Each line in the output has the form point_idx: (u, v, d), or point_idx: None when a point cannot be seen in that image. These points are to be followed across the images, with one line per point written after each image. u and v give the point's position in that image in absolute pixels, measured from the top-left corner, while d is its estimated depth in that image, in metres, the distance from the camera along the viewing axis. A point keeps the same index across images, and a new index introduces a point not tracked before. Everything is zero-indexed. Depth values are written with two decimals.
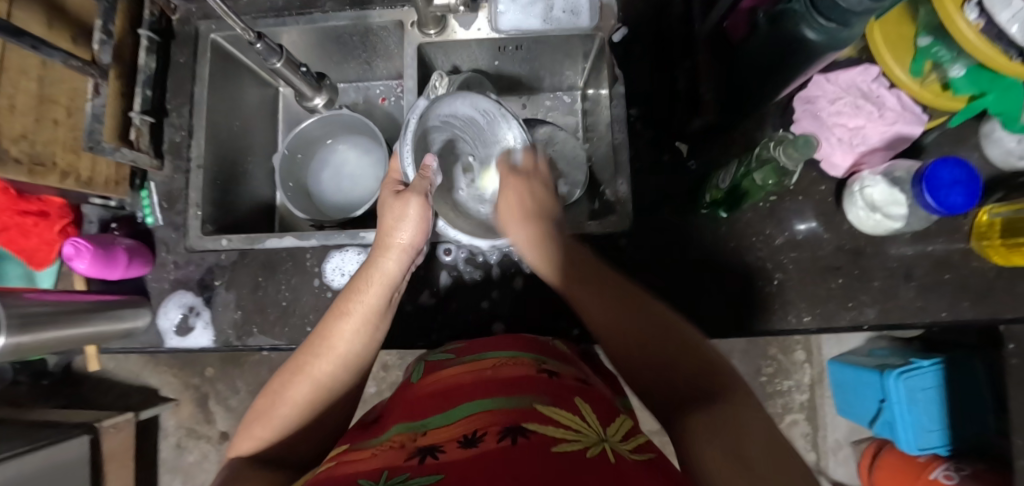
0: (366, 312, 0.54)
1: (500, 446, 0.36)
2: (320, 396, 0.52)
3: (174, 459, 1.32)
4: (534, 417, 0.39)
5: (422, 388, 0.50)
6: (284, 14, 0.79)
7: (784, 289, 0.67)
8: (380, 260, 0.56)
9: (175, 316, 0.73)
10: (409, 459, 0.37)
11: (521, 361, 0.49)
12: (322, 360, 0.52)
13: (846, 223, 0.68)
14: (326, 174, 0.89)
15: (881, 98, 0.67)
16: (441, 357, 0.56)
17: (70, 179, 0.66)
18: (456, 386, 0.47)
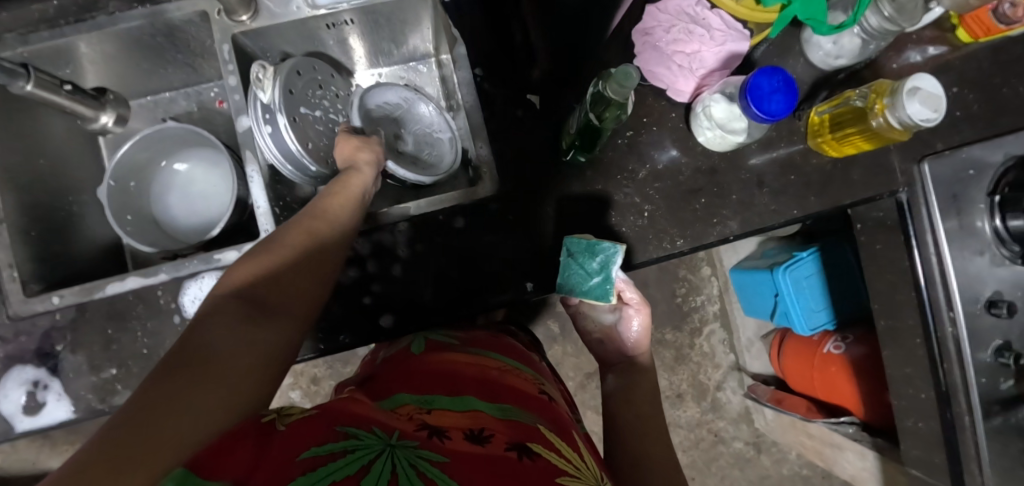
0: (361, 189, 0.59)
1: (508, 454, 0.40)
2: (315, 245, 0.52)
3: None
4: (539, 441, 0.44)
5: (429, 364, 0.58)
6: (60, 24, 0.67)
7: (655, 220, 0.70)
8: (357, 171, 0.60)
9: (20, 396, 0.63)
10: (419, 431, 0.42)
11: (524, 374, 0.60)
12: (321, 220, 0.54)
13: (699, 145, 0.71)
14: (174, 198, 0.80)
15: (707, 20, 0.67)
16: (441, 339, 0.64)
17: None
18: (464, 378, 0.55)
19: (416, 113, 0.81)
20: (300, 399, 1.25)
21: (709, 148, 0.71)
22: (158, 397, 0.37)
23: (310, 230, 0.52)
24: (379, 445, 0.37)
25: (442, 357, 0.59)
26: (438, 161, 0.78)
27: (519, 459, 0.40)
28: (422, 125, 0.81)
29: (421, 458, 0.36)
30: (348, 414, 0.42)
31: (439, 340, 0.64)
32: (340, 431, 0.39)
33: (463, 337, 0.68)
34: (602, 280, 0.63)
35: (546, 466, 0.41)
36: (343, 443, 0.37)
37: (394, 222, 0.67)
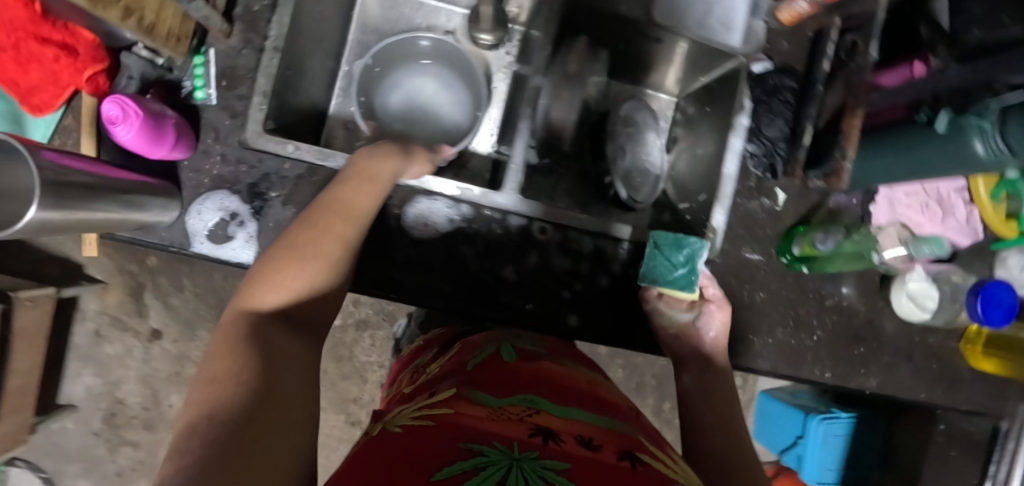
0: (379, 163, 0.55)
1: (621, 464, 0.36)
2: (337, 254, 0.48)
3: (91, 347, 1.18)
4: (644, 451, 0.40)
5: (522, 366, 0.51)
6: None
7: (819, 345, 0.75)
8: (377, 165, 0.54)
9: (212, 219, 0.61)
10: (534, 437, 0.37)
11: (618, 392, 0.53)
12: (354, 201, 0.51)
13: (882, 301, 0.76)
14: (397, 98, 0.79)
15: (952, 206, 0.73)
16: (532, 348, 0.58)
17: (130, 19, 0.50)
18: (561, 385, 0.49)
19: (644, 140, 0.83)
20: None
21: (890, 307, 0.76)
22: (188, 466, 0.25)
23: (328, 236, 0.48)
24: (505, 459, 0.33)
25: (535, 365, 0.52)
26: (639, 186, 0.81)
27: (634, 469, 0.36)
28: (642, 152, 0.82)
29: (549, 471, 0.32)
30: (449, 422, 0.37)
31: (528, 349, 0.58)
32: (464, 448, 0.33)
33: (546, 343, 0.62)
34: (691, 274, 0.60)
35: (660, 477, 0.37)
36: (472, 459, 0.32)
37: (621, 238, 0.68)
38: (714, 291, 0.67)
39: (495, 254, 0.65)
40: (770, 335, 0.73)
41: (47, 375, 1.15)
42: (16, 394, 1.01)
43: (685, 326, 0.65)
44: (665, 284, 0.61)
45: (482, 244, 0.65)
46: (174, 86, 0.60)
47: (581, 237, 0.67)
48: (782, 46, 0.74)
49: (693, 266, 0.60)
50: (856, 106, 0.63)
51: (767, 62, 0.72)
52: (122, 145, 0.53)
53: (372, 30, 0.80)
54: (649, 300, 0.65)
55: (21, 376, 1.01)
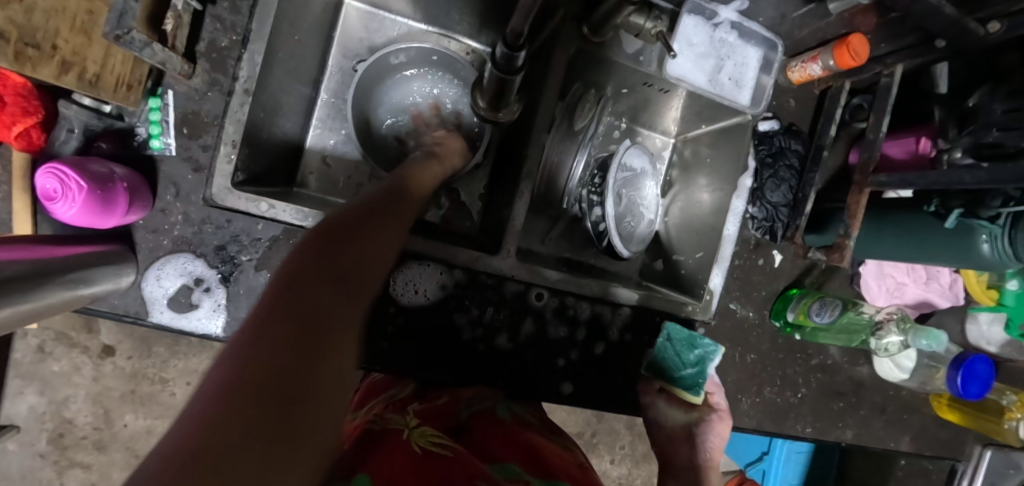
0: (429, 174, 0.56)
1: None
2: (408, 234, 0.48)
3: (30, 366, 1.05)
4: None
5: (519, 434, 0.50)
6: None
7: (802, 402, 0.76)
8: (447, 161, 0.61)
9: (172, 286, 0.54)
10: None
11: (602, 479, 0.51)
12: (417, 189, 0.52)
13: (864, 358, 0.78)
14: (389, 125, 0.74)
15: (938, 272, 0.75)
16: (525, 416, 0.56)
17: (70, 74, 0.43)
18: (554, 463, 0.46)
19: (640, 185, 0.79)
20: None
21: (871, 364, 0.78)
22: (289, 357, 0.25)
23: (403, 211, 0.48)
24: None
25: (526, 433, 0.51)
26: (633, 232, 0.78)
27: None
28: (638, 198, 0.79)
29: None
30: (466, 465, 0.39)
31: (520, 416, 0.56)
32: None
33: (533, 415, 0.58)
34: (697, 374, 0.59)
35: None
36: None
37: (619, 303, 0.65)
38: (720, 402, 0.62)
39: (491, 323, 0.62)
40: (759, 395, 0.73)
41: None
42: None
43: (684, 431, 0.61)
44: (673, 380, 0.61)
45: (477, 312, 0.61)
46: (127, 135, 0.52)
47: (579, 303, 0.64)
48: (788, 102, 0.71)
49: (703, 367, 0.59)
50: (865, 184, 0.61)
51: (774, 121, 0.70)
52: (67, 222, 0.46)
53: (353, 55, 0.72)
54: (649, 393, 0.62)
55: None
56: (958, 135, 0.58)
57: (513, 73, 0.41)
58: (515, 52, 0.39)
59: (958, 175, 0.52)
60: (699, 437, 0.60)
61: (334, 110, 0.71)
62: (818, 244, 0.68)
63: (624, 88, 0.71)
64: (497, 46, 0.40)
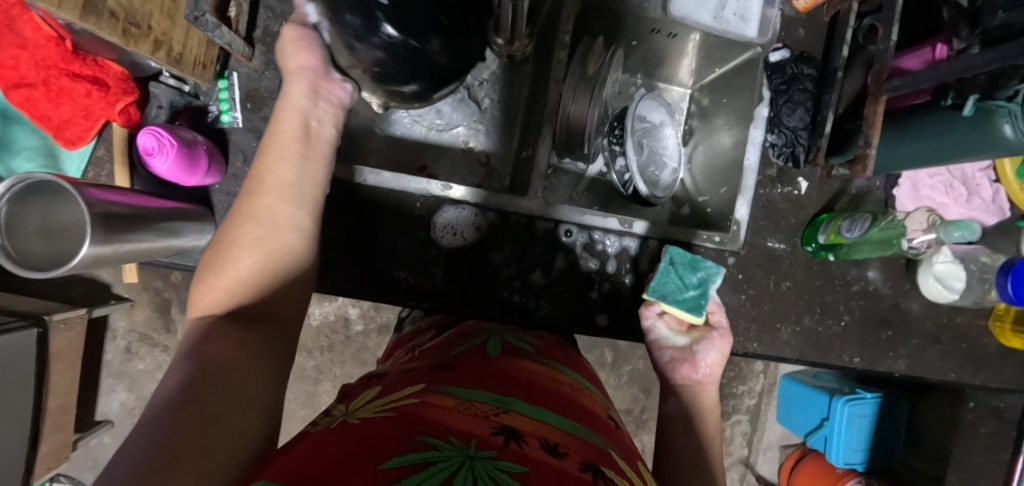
0: (284, 104, 0.52)
1: (583, 474, 0.34)
2: (283, 187, 0.49)
3: (121, 364, 1.18)
4: (610, 464, 0.37)
5: (505, 366, 0.50)
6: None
7: (846, 331, 0.75)
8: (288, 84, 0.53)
9: None
10: (495, 436, 0.35)
11: (597, 398, 0.52)
12: (272, 144, 0.50)
13: (909, 284, 0.77)
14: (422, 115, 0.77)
15: (977, 186, 0.74)
16: (520, 344, 0.58)
17: (161, 51, 0.52)
18: (535, 386, 0.47)
19: (661, 134, 0.82)
20: (357, 318, 1.26)
21: (918, 290, 0.77)
22: (169, 416, 0.32)
23: (272, 176, 0.49)
24: (459, 457, 0.30)
25: (518, 363, 0.52)
26: (658, 179, 0.81)
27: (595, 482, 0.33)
28: (660, 147, 0.82)
29: (502, 470, 0.30)
30: (414, 417, 0.35)
31: (517, 344, 0.58)
32: (420, 440, 0.31)
33: (536, 341, 0.61)
34: (698, 296, 0.61)
35: None
36: (426, 451, 0.30)
37: (645, 237, 0.68)
38: (720, 321, 0.63)
39: (525, 259, 0.66)
40: (799, 324, 0.73)
41: (79, 395, 1.16)
42: (56, 416, 1.01)
43: (681, 350, 0.61)
44: (673, 303, 0.61)
45: (511, 250, 0.66)
46: (202, 111, 0.61)
47: (606, 237, 0.68)
48: (797, 36, 0.73)
49: (705, 290, 0.61)
50: (880, 93, 0.63)
51: (784, 50, 0.72)
52: (161, 176, 0.54)
53: None
54: (650, 317, 0.63)
55: (58, 397, 1.01)
56: (971, 33, 0.57)
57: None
58: None
59: (969, 61, 0.52)
60: (694, 353, 0.60)
61: None
62: (841, 162, 0.70)
63: (633, 40, 0.76)
64: None
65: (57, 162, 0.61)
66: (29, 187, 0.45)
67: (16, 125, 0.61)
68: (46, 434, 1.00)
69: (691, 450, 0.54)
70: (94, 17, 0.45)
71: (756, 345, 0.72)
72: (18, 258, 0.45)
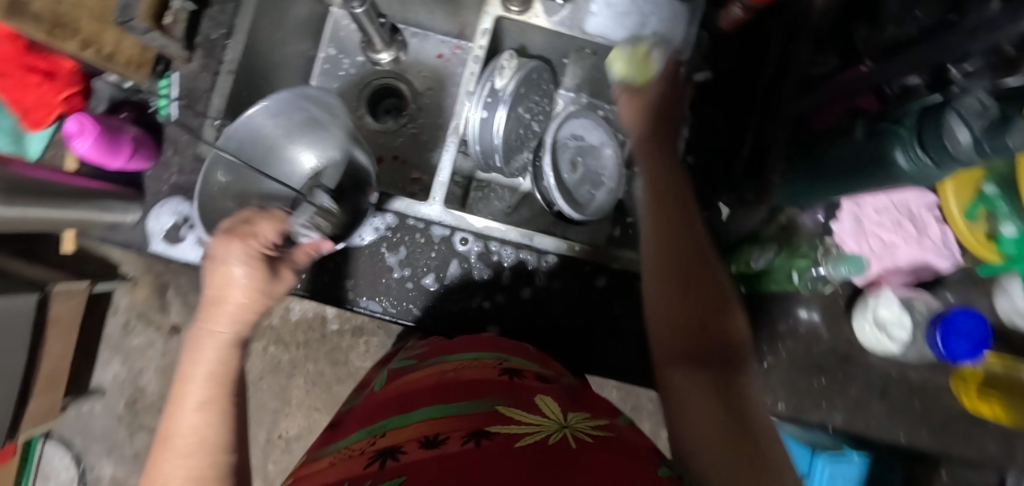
0: (212, 361, 0.43)
1: (464, 448, 0.40)
2: (195, 445, 0.39)
3: (119, 338, 1.32)
4: (497, 420, 0.44)
5: (392, 389, 0.56)
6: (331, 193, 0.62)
7: (769, 373, 0.70)
8: (220, 322, 0.44)
9: (166, 222, 0.68)
10: (372, 464, 0.42)
11: (482, 363, 0.55)
12: (179, 430, 0.40)
13: (847, 329, 0.70)
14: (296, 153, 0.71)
15: (928, 225, 0.67)
16: (403, 364, 0.62)
17: (90, 50, 0.59)
18: (416, 391, 0.52)
19: (597, 152, 0.82)
20: (333, 318, 1.31)
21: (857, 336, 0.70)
22: None
23: (169, 458, 0.38)
24: None
25: (407, 378, 0.57)
26: (592, 199, 0.79)
27: (475, 447, 0.40)
28: (598, 168, 0.81)
29: None
30: None
31: (402, 366, 0.61)
32: None
33: (422, 348, 0.65)
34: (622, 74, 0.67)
35: (508, 438, 0.41)
36: None
37: (545, 251, 0.67)
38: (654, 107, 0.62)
39: (419, 263, 0.67)
40: None
41: (81, 363, 1.30)
42: (47, 379, 1.14)
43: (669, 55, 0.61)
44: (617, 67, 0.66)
45: (406, 253, 0.67)
46: (143, 106, 0.69)
47: (502, 248, 0.67)
48: (725, 60, 0.72)
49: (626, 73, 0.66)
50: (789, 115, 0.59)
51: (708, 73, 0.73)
52: (84, 157, 0.61)
53: (340, 53, 0.87)
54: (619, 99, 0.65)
55: (52, 361, 1.14)
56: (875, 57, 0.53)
57: None
58: None
59: None
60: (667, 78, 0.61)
61: None
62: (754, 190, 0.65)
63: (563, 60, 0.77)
64: None
65: (23, 142, 0.69)
66: None
67: None
68: (37, 393, 1.13)
69: (667, 246, 0.47)
70: (19, 17, 0.52)
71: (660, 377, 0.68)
72: None
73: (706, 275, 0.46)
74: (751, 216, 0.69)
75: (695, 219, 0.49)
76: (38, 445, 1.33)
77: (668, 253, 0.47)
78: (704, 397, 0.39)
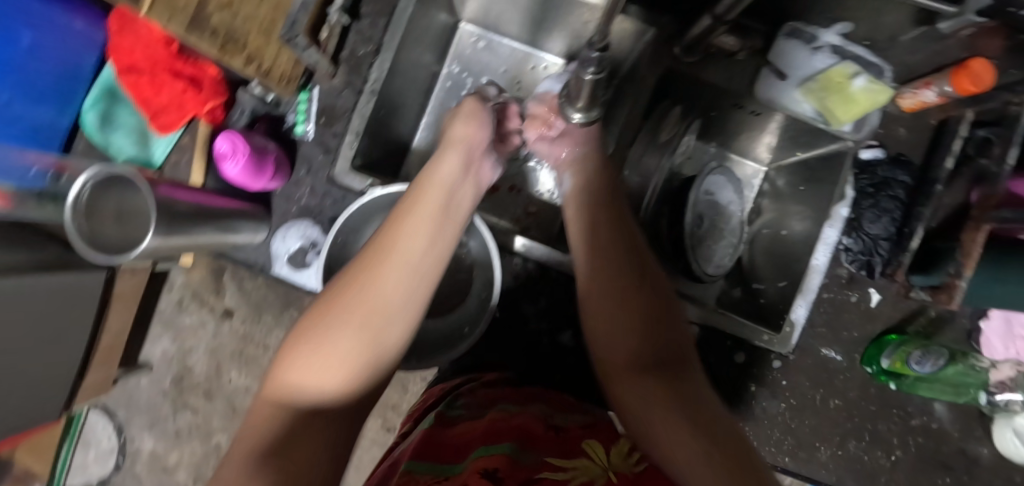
0: (321, 387, 0.44)
1: None
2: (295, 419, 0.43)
3: (172, 314, 1.26)
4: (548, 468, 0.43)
5: (444, 434, 0.52)
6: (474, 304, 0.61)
7: (895, 467, 0.67)
8: (424, 188, 0.54)
9: (293, 245, 0.65)
10: None
11: (533, 416, 0.53)
12: (320, 356, 0.45)
13: (980, 431, 0.68)
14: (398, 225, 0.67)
15: None
16: (452, 409, 0.57)
17: (252, 66, 0.54)
18: (455, 440, 0.50)
19: (725, 208, 0.79)
20: None
21: (991, 440, 0.67)
22: None
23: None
24: None
25: (455, 428, 0.53)
26: (713, 256, 0.77)
27: None
28: (722, 223, 0.79)
29: None
30: None
31: (453, 411, 0.56)
32: None
33: (473, 395, 0.59)
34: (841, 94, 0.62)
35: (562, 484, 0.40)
36: None
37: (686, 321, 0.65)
38: (928, 95, 0.61)
39: (555, 318, 0.65)
40: (841, 448, 0.67)
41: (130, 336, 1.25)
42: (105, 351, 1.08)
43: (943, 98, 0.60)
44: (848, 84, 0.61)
45: (545, 306, 0.64)
46: (279, 120, 0.65)
47: None
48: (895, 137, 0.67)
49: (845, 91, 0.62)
50: (982, 221, 0.56)
51: (878, 150, 0.67)
52: (230, 179, 0.57)
53: (464, 70, 0.83)
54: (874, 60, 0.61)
55: (111, 336, 1.08)
56: None
57: (598, 75, 0.43)
58: (590, 53, 0.40)
59: None
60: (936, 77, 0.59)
61: (439, 121, 0.83)
62: (923, 284, 0.62)
63: (712, 111, 0.72)
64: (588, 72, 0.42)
65: (148, 144, 0.66)
66: (109, 177, 0.48)
67: (121, 103, 0.66)
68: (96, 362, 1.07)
69: (602, 253, 0.54)
70: (197, 33, 0.50)
71: (787, 460, 0.66)
72: (89, 241, 0.47)
73: (631, 274, 0.53)
74: (898, 302, 0.67)
75: (634, 234, 0.56)
76: (82, 418, 1.30)
77: (597, 272, 0.53)
78: (671, 411, 0.44)
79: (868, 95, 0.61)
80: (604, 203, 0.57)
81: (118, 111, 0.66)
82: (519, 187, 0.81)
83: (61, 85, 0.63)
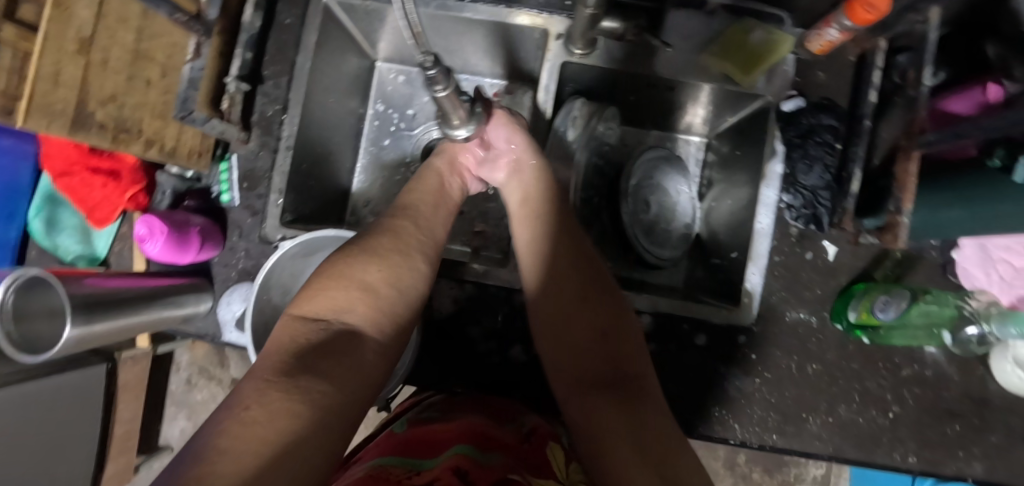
0: (352, 313, 0.43)
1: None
2: (395, 250, 0.50)
3: (183, 395, 1.21)
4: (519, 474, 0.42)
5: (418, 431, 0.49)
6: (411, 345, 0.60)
7: (896, 425, 0.62)
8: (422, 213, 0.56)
9: (237, 309, 0.66)
10: None
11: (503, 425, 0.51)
12: (347, 277, 0.45)
13: (981, 369, 0.62)
14: None
15: None
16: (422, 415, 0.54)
17: (153, 149, 0.58)
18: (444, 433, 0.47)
19: (672, 189, 0.76)
20: None
21: (994, 376, 0.62)
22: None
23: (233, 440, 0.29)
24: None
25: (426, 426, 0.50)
26: (666, 239, 0.75)
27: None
28: (670, 203, 0.76)
29: None
30: None
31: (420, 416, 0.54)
32: None
33: (443, 404, 0.57)
34: (755, 50, 0.61)
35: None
36: None
37: (638, 311, 0.63)
38: (832, 34, 0.58)
39: (502, 334, 0.64)
40: (831, 414, 0.62)
41: (147, 421, 1.20)
42: (121, 443, 0.85)
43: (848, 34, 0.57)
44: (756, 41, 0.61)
45: (491, 324, 0.64)
46: (206, 192, 0.67)
47: None
48: (817, 82, 0.65)
49: (759, 46, 0.61)
50: (912, 148, 0.52)
51: (798, 99, 0.64)
52: (157, 258, 0.60)
53: (390, 108, 0.85)
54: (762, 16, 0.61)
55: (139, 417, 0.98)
56: None
57: (449, 89, 0.43)
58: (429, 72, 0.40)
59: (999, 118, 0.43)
60: (834, 15, 0.57)
61: (373, 162, 0.83)
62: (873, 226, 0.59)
63: (631, 95, 0.71)
64: (440, 89, 0.43)
65: (91, 240, 0.68)
66: (27, 280, 0.51)
67: (62, 206, 0.69)
68: (113, 457, 0.85)
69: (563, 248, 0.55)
70: (83, 131, 0.53)
71: (776, 437, 0.62)
72: (21, 343, 0.50)
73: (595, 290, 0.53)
74: (857, 250, 0.63)
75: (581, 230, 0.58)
76: None
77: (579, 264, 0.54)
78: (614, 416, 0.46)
79: (777, 46, 0.60)
80: (544, 206, 0.57)
81: (60, 213, 0.69)
82: (464, 211, 0.81)
83: (5, 201, 0.68)
